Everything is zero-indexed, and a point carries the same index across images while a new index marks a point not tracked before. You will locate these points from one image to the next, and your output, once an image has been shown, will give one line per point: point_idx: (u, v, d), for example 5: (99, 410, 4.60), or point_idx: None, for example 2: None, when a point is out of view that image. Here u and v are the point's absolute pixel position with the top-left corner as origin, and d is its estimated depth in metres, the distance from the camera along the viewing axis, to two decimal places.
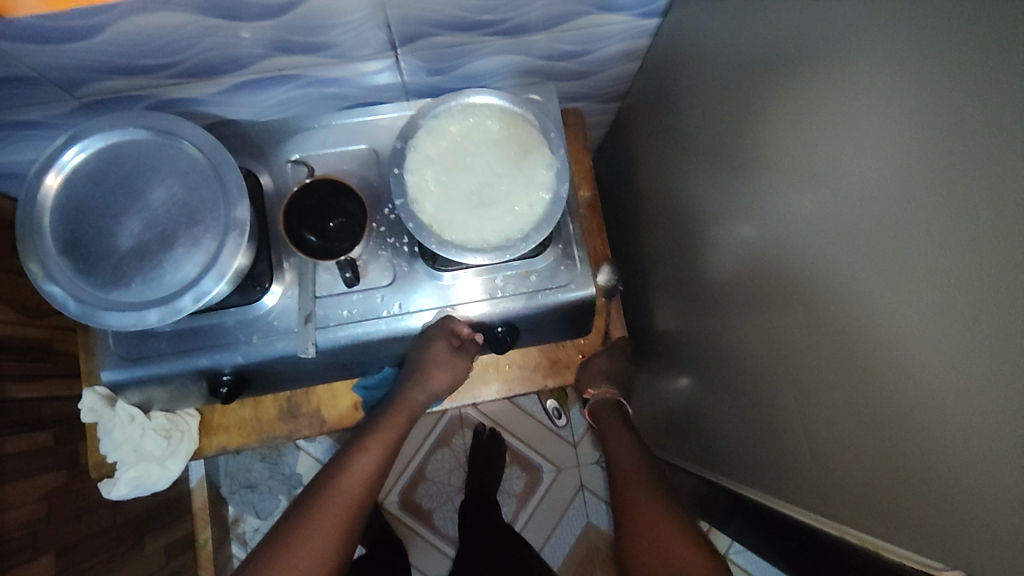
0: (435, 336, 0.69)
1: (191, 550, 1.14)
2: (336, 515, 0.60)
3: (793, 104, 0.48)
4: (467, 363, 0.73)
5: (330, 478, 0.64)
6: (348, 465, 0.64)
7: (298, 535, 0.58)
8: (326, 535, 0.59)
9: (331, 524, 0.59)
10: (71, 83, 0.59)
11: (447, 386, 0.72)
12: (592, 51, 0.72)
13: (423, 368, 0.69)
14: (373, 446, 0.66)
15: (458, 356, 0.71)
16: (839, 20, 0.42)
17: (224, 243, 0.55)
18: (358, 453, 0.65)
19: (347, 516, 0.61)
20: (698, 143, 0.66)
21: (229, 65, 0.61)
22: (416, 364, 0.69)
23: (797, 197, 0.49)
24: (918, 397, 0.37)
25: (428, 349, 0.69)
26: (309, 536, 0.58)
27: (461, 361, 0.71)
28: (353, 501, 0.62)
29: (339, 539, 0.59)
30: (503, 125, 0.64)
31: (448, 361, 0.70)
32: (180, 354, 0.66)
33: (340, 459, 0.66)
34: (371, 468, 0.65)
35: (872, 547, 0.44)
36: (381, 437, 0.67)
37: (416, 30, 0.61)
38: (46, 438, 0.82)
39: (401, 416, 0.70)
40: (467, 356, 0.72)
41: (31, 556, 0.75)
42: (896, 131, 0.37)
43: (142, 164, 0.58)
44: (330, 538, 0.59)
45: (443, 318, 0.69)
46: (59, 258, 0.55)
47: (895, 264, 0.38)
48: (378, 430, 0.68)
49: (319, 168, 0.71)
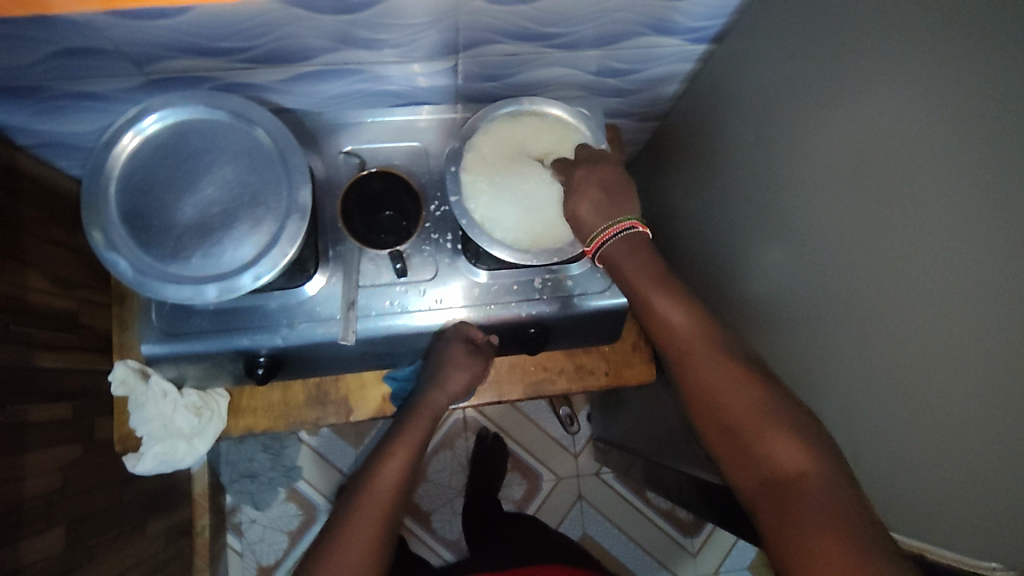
0: (449, 338, 0.70)
1: (189, 537, 1.13)
2: (374, 516, 0.58)
3: (844, 132, 0.51)
4: (485, 365, 0.72)
5: (362, 482, 0.61)
6: (377, 471, 0.61)
7: (337, 541, 0.57)
8: (365, 538, 0.57)
9: (367, 530, 0.57)
10: (144, 58, 0.60)
11: (466, 387, 0.70)
12: (640, 71, 0.75)
13: (440, 368, 0.69)
14: (400, 450, 0.63)
15: (475, 357, 0.70)
16: (901, 56, 0.45)
17: (286, 225, 0.56)
18: (386, 457, 0.63)
19: (382, 519, 0.59)
20: (738, 164, 0.69)
21: (297, 54, 0.63)
22: (434, 365, 0.69)
23: (841, 221, 0.51)
24: (975, 412, 0.40)
25: (444, 351, 0.70)
26: (346, 544, 0.56)
27: (478, 362, 0.70)
28: (388, 502, 0.60)
29: (377, 541, 0.57)
30: (556, 133, 0.67)
31: (465, 362, 0.69)
32: (222, 333, 0.67)
33: (369, 465, 0.63)
34: (402, 470, 0.62)
35: (916, 549, 0.46)
36: (405, 441, 0.64)
37: (480, 37, 0.63)
38: (67, 410, 0.82)
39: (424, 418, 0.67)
40: (485, 359, 0.72)
41: (43, 527, 0.74)
42: (956, 160, 0.40)
43: (209, 143, 0.59)
44: (367, 542, 0.57)
45: (455, 325, 0.71)
46: (122, 228, 0.56)
47: (952, 288, 0.41)
48: (403, 432, 0.65)
49: (370, 162, 0.73)
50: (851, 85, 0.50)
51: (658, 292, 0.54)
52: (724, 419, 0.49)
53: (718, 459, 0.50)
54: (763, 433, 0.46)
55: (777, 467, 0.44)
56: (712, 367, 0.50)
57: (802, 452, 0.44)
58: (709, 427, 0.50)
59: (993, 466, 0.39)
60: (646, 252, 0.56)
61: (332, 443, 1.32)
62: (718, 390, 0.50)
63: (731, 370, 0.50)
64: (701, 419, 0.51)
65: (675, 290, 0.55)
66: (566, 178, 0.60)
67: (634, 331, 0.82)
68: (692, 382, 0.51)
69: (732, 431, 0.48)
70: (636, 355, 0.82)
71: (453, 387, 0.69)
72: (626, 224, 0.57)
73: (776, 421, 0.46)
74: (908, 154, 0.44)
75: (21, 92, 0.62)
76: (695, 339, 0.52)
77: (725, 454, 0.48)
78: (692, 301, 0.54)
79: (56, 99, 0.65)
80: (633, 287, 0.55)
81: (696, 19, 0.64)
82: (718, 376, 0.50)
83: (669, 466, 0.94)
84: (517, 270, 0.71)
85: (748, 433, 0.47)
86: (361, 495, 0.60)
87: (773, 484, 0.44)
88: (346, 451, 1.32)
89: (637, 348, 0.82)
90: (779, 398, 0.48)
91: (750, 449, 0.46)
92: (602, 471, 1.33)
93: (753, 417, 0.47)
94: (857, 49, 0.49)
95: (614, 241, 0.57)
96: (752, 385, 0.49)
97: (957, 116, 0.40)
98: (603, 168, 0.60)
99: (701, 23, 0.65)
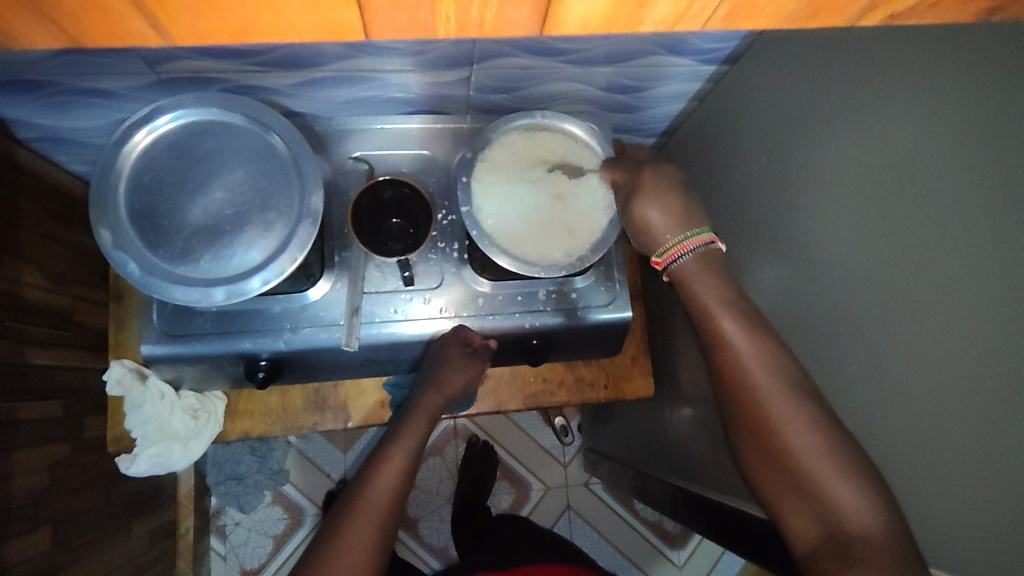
0: (447, 340, 0.70)
1: (172, 539, 1.11)
2: (370, 519, 0.58)
3: (851, 160, 0.52)
4: (483, 366, 0.71)
5: (358, 483, 0.61)
6: (373, 474, 0.61)
7: (332, 543, 0.56)
8: (361, 541, 0.57)
9: (363, 535, 0.57)
10: (155, 59, 0.59)
11: (463, 390, 0.69)
12: (649, 88, 0.75)
13: (435, 371, 0.68)
14: (397, 454, 0.62)
15: (472, 360, 0.69)
16: (915, 91, 0.46)
17: (296, 230, 0.56)
18: (383, 460, 0.62)
19: (379, 524, 0.58)
20: (741, 185, 0.70)
21: (311, 61, 0.62)
22: (430, 367, 0.68)
23: (845, 247, 0.52)
24: (971, 439, 0.41)
25: (439, 354, 0.69)
26: (340, 551, 0.56)
27: (475, 364, 0.69)
28: (385, 505, 0.59)
29: (374, 545, 0.57)
30: (567, 148, 0.68)
31: (461, 363, 0.69)
32: (225, 336, 0.66)
33: (364, 467, 0.62)
34: (400, 474, 0.61)
35: None
36: (403, 444, 0.63)
37: (496, 50, 0.63)
38: (56, 408, 0.80)
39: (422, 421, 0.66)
40: (481, 361, 0.70)
41: (30, 527, 0.73)
42: (965, 197, 0.41)
43: (221, 145, 0.59)
44: (364, 545, 0.56)
45: (455, 327, 0.70)
46: (130, 227, 0.55)
47: (957, 320, 0.41)
48: (400, 435, 0.64)
49: (378, 168, 0.73)
50: (858, 114, 0.51)
51: (728, 322, 0.56)
52: (786, 458, 0.50)
53: (772, 497, 0.51)
54: (829, 480, 0.47)
55: (843, 517, 0.46)
56: (785, 405, 0.51)
57: (869, 504, 0.45)
58: (766, 450, 0.52)
59: (988, 494, 0.40)
60: (713, 276, 0.58)
61: (321, 447, 1.31)
62: (786, 423, 0.50)
63: (802, 411, 0.51)
64: (760, 442, 0.52)
65: (747, 321, 0.56)
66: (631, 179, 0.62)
67: (633, 346, 0.83)
68: (756, 415, 0.52)
69: (795, 473, 0.49)
70: (635, 369, 0.83)
71: (450, 389, 0.68)
72: (704, 237, 0.58)
73: (844, 470, 0.47)
74: (914, 183, 0.45)
75: (28, 86, 0.61)
76: (763, 370, 0.53)
77: (782, 493, 0.50)
78: (762, 330, 0.55)
79: (63, 95, 0.64)
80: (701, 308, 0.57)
81: (709, 41, 0.65)
82: (788, 415, 0.51)
83: (660, 478, 0.94)
84: (523, 281, 0.71)
85: (814, 477, 0.48)
86: (357, 499, 0.59)
87: (837, 534, 0.46)
88: (334, 454, 1.31)
89: (636, 362, 0.83)
90: (844, 441, 0.48)
91: (815, 496, 0.48)
92: (591, 482, 1.34)
93: (821, 462, 0.48)
94: (866, 79, 0.50)
95: (689, 254, 0.58)
96: (823, 428, 0.49)
97: (967, 152, 0.41)
98: (667, 170, 0.61)
99: (714, 46, 0.66)
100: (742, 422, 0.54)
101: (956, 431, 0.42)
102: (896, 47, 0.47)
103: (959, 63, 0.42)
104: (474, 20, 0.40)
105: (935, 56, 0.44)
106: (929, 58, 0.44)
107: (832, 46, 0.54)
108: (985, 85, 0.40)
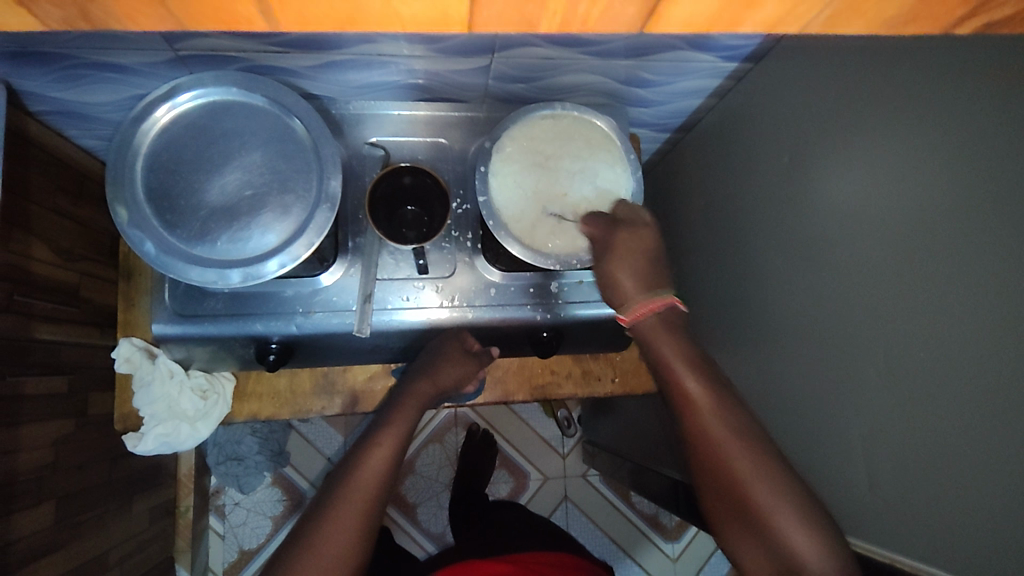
0: (447, 338, 0.71)
1: (170, 517, 1.12)
2: (356, 508, 0.57)
3: (874, 162, 0.51)
4: (476, 371, 0.73)
5: (346, 472, 0.60)
6: (363, 460, 0.60)
7: (317, 531, 0.56)
8: (346, 532, 0.56)
9: (350, 524, 0.56)
10: (172, 36, 0.58)
11: (455, 384, 0.70)
12: (669, 82, 0.74)
13: (433, 361, 0.69)
14: (387, 441, 0.62)
15: (471, 359, 0.72)
16: (944, 96, 0.45)
17: (314, 214, 0.56)
18: (374, 446, 0.61)
19: (366, 512, 0.58)
20: (758, 185, 0.69)
21: (330, 45, 0.60)
22: (428, 355, 0.70)
23: (864, 247, 0.52)
24: (990, 449, 0.41)
25: (440, 345, 0.70)
26: (326, 540, 0.55)
27: (472, 363, 0.72)
28: (372, 493, 0.59)
29: (360, 535, 0.57)
30: (586, 140, 0.67)
31: (459, 359, 0.70)
32: (236, 318, 0.66)
33: (353, 453, 0.62)
34: (389, 460, 0.61)
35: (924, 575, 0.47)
36: (392, 432, 0.63)
37: (517, 39, 0.61)
38: (62, 384, 0.80)
39: (410, 407, 0.67)
40: (479, 363, 0.73)
41: (34, 503, 0.73)
42: (992, 208, 0.40)
43: (240, 125, 0.58)
44: (349, 536, 0.56)
45: (459, 333, 0.71)
46: (146, 206, 0.55)
47: (983, 331, 0.41)
48: (391, 422, 0.64)
49: (394, 154, 0.73)
50: (884, 120, 0.50)
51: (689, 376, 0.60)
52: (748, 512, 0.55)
53: (720, 524, 0.58)
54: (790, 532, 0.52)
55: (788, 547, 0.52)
56: (737, 446, 0.56)
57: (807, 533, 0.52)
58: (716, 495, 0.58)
59: (999, 503, 0.40)
60: (676, 341, 0.61)
61: (322, 431, 1.32)
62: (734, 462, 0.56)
63: (750, 452, 0.56)
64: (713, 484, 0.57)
65: (696, 364, 0.60)
66: (607, 238, 0.62)
67: None
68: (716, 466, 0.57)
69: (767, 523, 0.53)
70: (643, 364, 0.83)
71: (443, 380, 0.68)
72: (666, 299, 0.62)
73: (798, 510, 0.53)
74: (940, 188, 0.44)
75: (41, 59, 0.60)
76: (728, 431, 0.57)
77: (735, 523, 0.57)
78: (714, 379, 0.60)
79: (78, 68, 0.63)
80: (659, 356, 0.61)
81: (733, 38, 0.64)
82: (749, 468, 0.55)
83: (661, 472, 0.95)
84: (535, 273, 0.71)
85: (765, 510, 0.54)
86: (347, 484, 0.59)
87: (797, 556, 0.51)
88: (333, 437, 1.32)
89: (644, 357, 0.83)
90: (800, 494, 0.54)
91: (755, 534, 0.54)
92: (589, 474, 1.35)
93: (769, 501, 0.54)
94: (895, 84, 0.49)
95: (654, 312, 0.61)
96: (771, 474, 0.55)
97: (1003, 162, 0.40)
98: (642, 233, 0.63)
99: (737, 42, 0.65)
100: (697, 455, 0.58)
101: (974, 440, 0.42)
102: (926, 50, 0.46)
103: (991, 71, 0.41)
104: (579, 14, 0.41)
105: (969, 65, 0.43)
106: (960, 64, 0.43)
107: (860, 49, 0.53)
108: (1017, 95, 0.39)
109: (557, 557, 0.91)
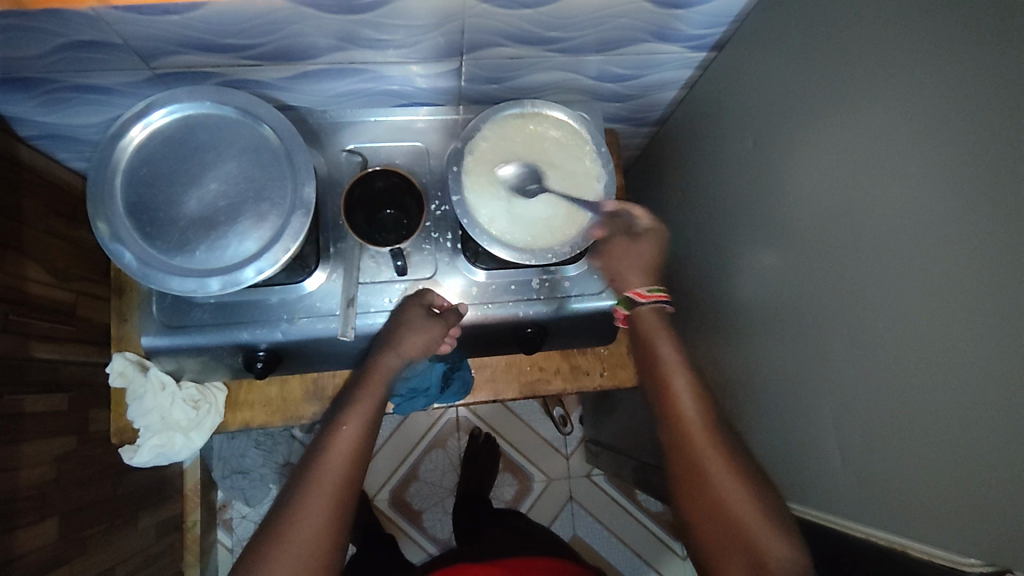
0: (411, 301, 0.68)
1: (178, 532, 1.13)
2: (331, 496, 0.57)
3: (840, 138, 0.51)
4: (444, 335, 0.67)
5: (313, 456, 0.60)
6: (328, 444, 0.60)
7: (289, 521, 0.56)
8: (317, 520, 0.56)
9: (318, 511, 0.56)
10: (149, 55, 0.59)
11: (423, 353, 0.66)
12: (642, 75, 0.75)
13: (395, 332, 0.65)
14: (353, 420, 0.61)
15: (433, 321, 0.66)
16: (902, 68, 0.45)
17: (290, 220, 0.57)
18: (337, 429, 0.60)
19: (337, 495, 0.58)
20: (731, 171, 0.70)
21: (302, 55, 0.62)
22: (392, 326, 0.66)
23: (832, 223, 0.52)
24: (957, 417, 0.41)
25: (404, 313, 0.67)
26: (296, 531, 0.55)
27: (436, 327, 0.66)
28: (342, 477, 0.59)
29: (331, 521, 0.56)
30: (557, 137, 0.68)
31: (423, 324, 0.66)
32: (223, 327, 0.67)
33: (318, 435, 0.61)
34: (356, 440, 0.60)
35: (899, 546, 0.47)
36: (358, 411, 0.62)
37: (484, 39, 0.63)
38: (62, 402, 0.81)
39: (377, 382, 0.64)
40: (445, 324, 0.67)
41: (37, 518, 0.75)
42: (953, 176, 0.41)
43: (215, 137, 0.60)
44: (320, 522, 0.56)
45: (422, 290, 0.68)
46: (127, 220, 0.57)
47: (945, 299, 0.41)
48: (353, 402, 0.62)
49: (371, 160, 0.74)
50: (847, 97, 0.51)
51: (678, 374, 0.63)
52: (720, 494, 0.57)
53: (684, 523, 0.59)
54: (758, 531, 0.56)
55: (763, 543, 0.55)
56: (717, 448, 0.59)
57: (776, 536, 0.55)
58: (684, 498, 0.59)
59: (969, 469, 0.41)
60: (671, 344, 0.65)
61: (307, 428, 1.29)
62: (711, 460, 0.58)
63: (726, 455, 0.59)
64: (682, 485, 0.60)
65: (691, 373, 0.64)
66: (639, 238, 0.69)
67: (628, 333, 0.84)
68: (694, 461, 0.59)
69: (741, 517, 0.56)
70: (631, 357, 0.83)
71: (406, 348, 0.65)
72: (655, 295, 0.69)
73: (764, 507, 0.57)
74: (901, 161, 0.45)
75: (26, 84, 0.62)
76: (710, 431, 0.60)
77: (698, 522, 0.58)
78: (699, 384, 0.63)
79: (60, 92, 0.64)
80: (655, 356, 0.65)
81: (698, 26, 0.65)
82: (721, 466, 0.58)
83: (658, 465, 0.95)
84: (516, 270, 0.72)
85: (739, 510, 0.56)
86: (315, 468, 0.58)
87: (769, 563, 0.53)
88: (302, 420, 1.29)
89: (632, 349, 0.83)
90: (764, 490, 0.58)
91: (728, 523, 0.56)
92: (592, 473, 1.35)
93: (745, 506, 0.56)
94: (856, 60, 0.49)
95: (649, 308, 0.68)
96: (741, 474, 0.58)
97: (962, 130, 0.40)
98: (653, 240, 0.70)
99: (703, 31, 0.66)
100: (674, 455, 0.61)
101: (941, 409, 0.42)
102: (881, 24, 0.47)
103: (944, 41, 0.41)
104: None
105: (925, 35, 0.43)
106: (914, 35, 0.44)
107: (819, 30, 0.53)
108: (973, 63, 0.39)
109: (547, 560, 0.90)
